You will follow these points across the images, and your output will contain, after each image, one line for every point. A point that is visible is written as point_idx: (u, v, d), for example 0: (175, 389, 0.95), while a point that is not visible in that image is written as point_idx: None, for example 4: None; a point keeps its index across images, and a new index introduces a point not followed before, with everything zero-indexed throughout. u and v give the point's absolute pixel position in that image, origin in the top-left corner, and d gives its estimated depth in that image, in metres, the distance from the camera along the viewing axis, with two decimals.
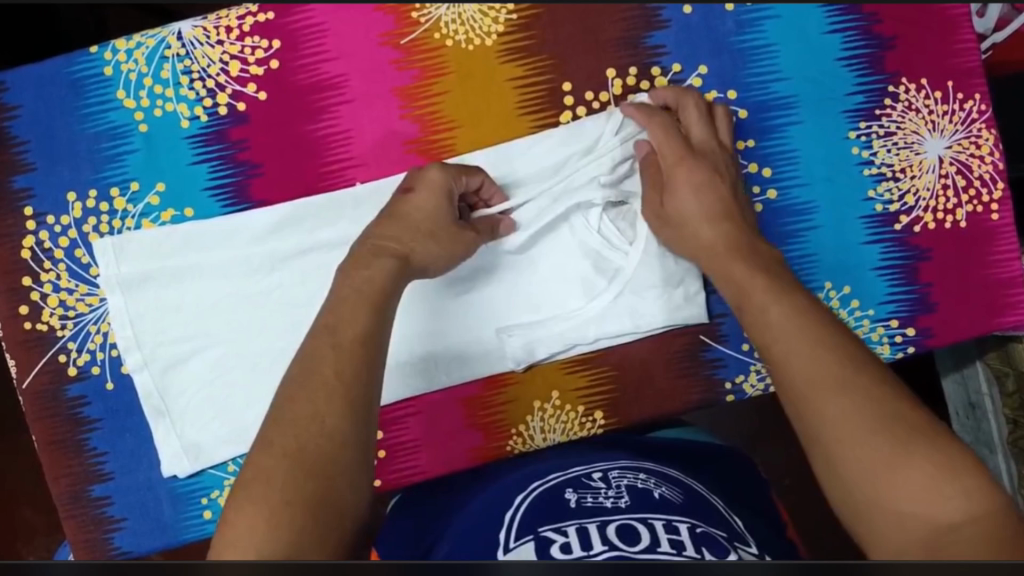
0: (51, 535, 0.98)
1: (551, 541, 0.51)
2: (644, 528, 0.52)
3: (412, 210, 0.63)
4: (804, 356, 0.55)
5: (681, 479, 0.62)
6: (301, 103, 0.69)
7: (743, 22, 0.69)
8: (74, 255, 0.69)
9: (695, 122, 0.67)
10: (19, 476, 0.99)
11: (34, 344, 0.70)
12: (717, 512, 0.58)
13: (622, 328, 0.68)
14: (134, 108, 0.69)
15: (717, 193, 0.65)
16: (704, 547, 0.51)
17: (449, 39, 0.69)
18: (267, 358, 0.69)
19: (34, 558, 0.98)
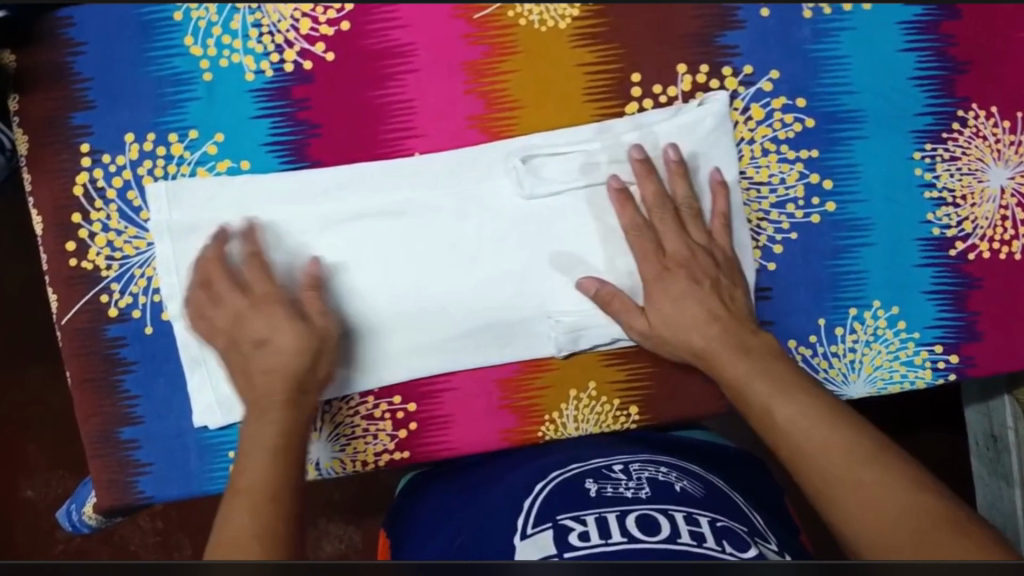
0: (50, 473, 1.02)
1: (568, 529, 0.57)
2: (664, 520, 0.57)
3: (273, 357, 0.66)
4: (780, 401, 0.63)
5: (702, 476, 0.67)
6: (368, 69, 0.68)
7: (819, 31, 0.68)
8: (126, 196, 0.69)
9: (668, 232, 0.67)
10: (30, 409, 1.03)
11: (79, 281, 0.70)
12: (738, 508, 0.63)
13: (358, 362, 0.70)
14: (200, 56, 0.68)
15: (702, 300, 0.67)
16: (724, 539, 0.57)
17: (523, 18, 0.68)
18: None
19: (33, 491, 1.02)
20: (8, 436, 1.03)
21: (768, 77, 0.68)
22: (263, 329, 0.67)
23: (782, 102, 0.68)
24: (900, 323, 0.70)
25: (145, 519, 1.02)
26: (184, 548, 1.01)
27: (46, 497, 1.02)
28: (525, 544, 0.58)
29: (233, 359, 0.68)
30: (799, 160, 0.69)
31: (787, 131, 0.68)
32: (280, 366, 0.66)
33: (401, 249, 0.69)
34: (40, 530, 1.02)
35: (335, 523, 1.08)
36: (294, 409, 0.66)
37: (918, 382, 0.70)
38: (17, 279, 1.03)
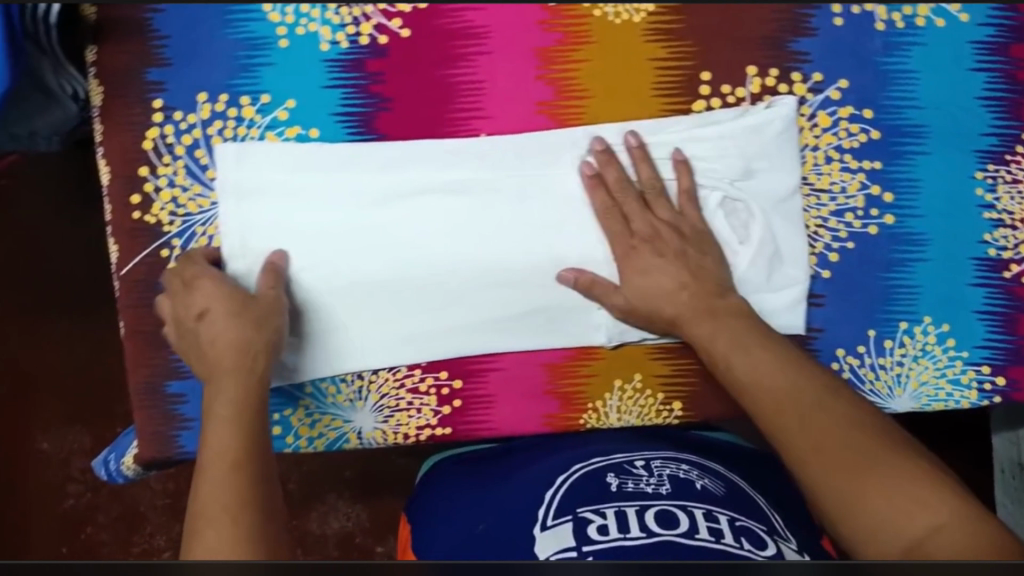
0: (67, 426, 1.04)
1: (588, 521, 0.58)
2: (684, 517, 0.58)
3: (211, 329, 0.67)
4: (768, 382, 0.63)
5: (725, 474, 0.67)
6: (441, 47, 0.69)
7: (892, 44, 0.68)
8: (194, 154, 0.70)
9: (635, 212, 0.68)
10: (55, 361, 1.05)
11: (141, 233, 0.71)
12: (758, 507, 0.63)
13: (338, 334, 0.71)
14: (278, 22, 0.69)
15: (668, 271, 0.68)
16: (743, 538, 0.57)
17: (599, 9, 0.68)
18: (364, 288, 0.71)
19: (47, 444, 1.04)
20: (30, 385, 1.04)
21: (837, 86, 0.68)
22: (227, 306, 0.67)
23: (849, 111, 0.68)
24: (950, 340, 0.70)
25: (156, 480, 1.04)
26: None
27: (60, 450, 1.04)
28: (544, 535, 0.59)
29: (200, 327, 0.67)
30: (862, 171, 0.69)
31: (851, 141, 0.69)
32: (228, 338, 0.66)
33: (361, 241, 0.70)
34: (52, 482, 1.03)
35: (344, 500, 1.07)
36: (236, 371, 0.65)
37: (963, 402, 0.70)
38: (52, 231, 1.05)
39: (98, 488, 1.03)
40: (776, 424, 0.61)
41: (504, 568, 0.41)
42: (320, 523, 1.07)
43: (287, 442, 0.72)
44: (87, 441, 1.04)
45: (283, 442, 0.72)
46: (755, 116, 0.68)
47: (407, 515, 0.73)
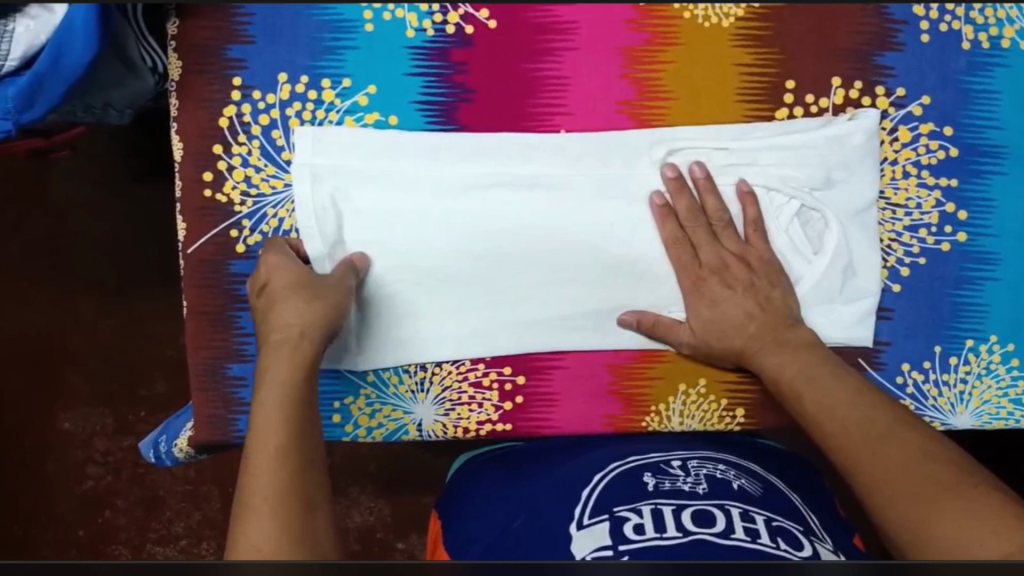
0: (91, 406, 1.02)
1: (625, 520, 0.57)
2: (720, 515, 0.56)
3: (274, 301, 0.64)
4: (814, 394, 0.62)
5: (762, 474, 0.66)
6: (527, 41, 0.69)
7: (975, 64, 0.69)
8: (270, 135, 0.69)
9: (705, 243, 0.68)
10: (83, 338, 1.03)
11: (210, 212, 0.70)
12: (793, 506, 0.61)
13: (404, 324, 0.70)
14: (365, 6, 0.69)
15: (740, 303, 0.67)
16: (779, 537, 0.55)
17: (688, 11, 0.69)
18: (436, 277, 0.70)
19: (70, 424, 1.02)
20: (53, 361, 1.02)
21: (919, 102, 0.69)
22: (293, 286, 0.64)
23: (929, 128, 0.69)
24: (1014, 360, 0.70)
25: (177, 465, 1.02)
26: (213, 501, 1.01)
27: (83, 430, 1.02)
28: (580, 533, 0.57)
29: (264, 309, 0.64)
30: (938, 187, 0.69)
31: (929, 157, 0.69)
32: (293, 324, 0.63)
33: (433, 230, 0.69)
34: (72, 463, 1.01)
35: (367, 493, 1.01)
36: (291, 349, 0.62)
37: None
38: (89, 207, 1.04)
39: (119, 470, 1.01)
40: (823, 424, 0.61)
41: (539, 568, 0.38)
42: (341, 517, 1.00)
43: (347, 430, 0.71)
44: (109, 423, 1.02)
45: (342, 431, 0.71)
46: (836, 125, 0.68)
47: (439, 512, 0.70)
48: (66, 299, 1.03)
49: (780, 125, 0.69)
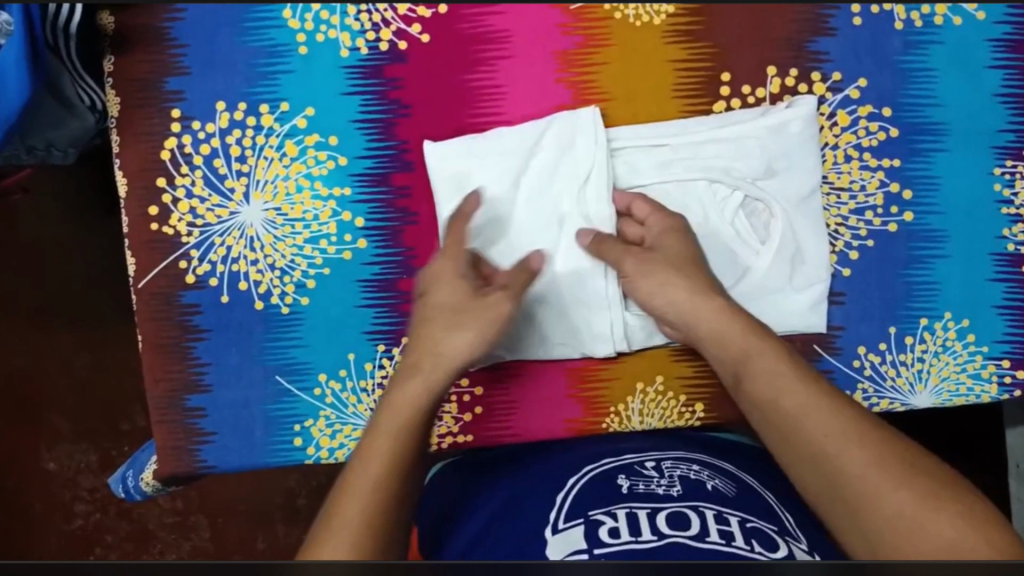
0: (74, 444, 1.02)
1: (599, 524, 0.56)
2: (694, 517, 0.56)
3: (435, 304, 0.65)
4: (783, 379, 0.62)
5: (736, 474, 0.65)
6: (461, 52, 0.69)
7: (909, 43, 0.69)
8: (212, 164, 0.70)
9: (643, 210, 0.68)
10: (64, 374, 1.03)
11: (158, 244, 0.70)
12: (767, 506, 0.60)
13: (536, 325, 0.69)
14: (297, 29, 0.69)
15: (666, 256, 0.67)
16: (754, 539, 0.55)
17: (619, 11, 0.68)
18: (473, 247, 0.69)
19: (54, 463, 1.01)
20: (33, 401, 1.03)
21: (856, 85, 0.69)
22: (453, 310, 0.65)
23: (868, 110, 0.69)
24: (969, 335, 0.70)
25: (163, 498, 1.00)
26: (201, 530, 0.99)
27: (68, 468, 1.01)
28: (555, 538, 0.56)
29: (422, 342, 0.65)
30: (881, 169, 0.69)
31: (870, 139, 0.69)
32: (452, 351, 0.64)
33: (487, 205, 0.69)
34: (59, 502, 1.01)
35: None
36: (435, 376, 0.63)
37: (983, 396, 0.71)
38: (59, 248, 1.04)
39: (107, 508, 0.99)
40: (788, 406, 0.60)
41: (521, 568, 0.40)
42: None
43: (308, 453, 0.72)
44: (94, 460, 1.02)
45: (303, 453, 0.72)
46: (774, 110, 0.68)
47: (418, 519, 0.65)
48: (43, 335, 1.03)
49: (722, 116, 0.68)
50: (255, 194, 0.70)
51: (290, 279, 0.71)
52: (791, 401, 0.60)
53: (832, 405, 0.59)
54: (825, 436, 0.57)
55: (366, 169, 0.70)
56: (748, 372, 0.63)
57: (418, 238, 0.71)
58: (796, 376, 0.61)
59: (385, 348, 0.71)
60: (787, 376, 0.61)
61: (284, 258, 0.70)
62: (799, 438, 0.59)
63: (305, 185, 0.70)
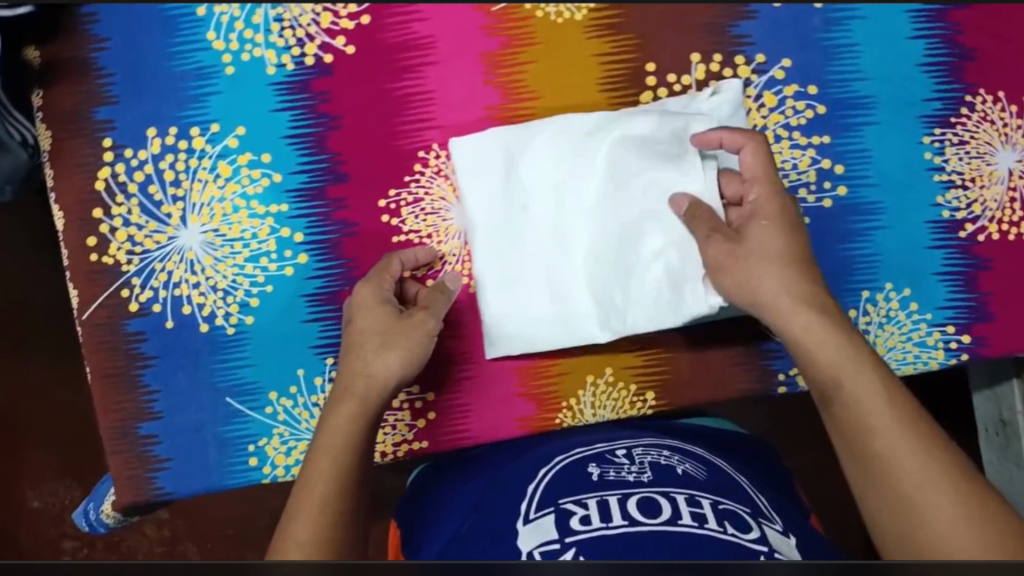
0: (57, 481, 1.01)
1: (571, 513, 0.56)
2: (664, 502, 0.55)
3: (411, 325, 0.67)
4: (857, 380, 0.59)
5: (707, 459, 0.65)
6: (387, 61, 0.69)
7: (830, 20, 0.70)
8: (147, 190, 0.70)
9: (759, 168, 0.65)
10: (41, 409, 1.02)
11: (99, 275, 0.70)
12: (741, 489, 0.61)
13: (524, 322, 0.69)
14: (222, 50, 0.69)
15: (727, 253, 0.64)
16: (726, 521, 0.54)
17: (540, 9, 0.69)
18: (523, 246, 0.69)
19: (39, 501, 1.01)
20: (13, 441, 1.02)
21: (781, 65, 0.70)
22: (381, 332, 0.66)
23: (794, 89, 0.70)
24: (912, 304, 0.71)
25: (150, 528, 1.00)
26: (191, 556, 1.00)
27: (53, 505, 1.01)
28: (528, 528, 0.56)
29: (351, 363, 0.66)
30: (811, 146, 0.70)
31: (798, 118, 0.70)
32: (383, 375, 0.66)
33: (522, 216, 0.69)
34: (45, 539, 1.00)
35: None
36: (372, 399, 0.65)
37: (931, 363, 0.71)
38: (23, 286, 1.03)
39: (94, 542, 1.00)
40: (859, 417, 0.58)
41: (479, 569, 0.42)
42: None
43: (264, 472, 0.71)
44: (79, 495, 1.01)
45: (260, 473, 0.72)
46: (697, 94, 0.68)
47: (399, 520, 0.69)
48: (16, 374, 1.03)
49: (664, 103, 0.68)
50: (192, 217, 0.70)
51: (233, 299, 0.71)
52: (866, 403, 0.58)
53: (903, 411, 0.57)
54: (892, 453, 0.55)
55: (301, 184, 0.70)
56: (831, 381, 0.60)
57: (357, 250, 0.71)
58: (881, 401, 0.58)
59: (334, 361, 0.71)
60: (876, 405, 0.58)
61: (226, 279, 0.71)
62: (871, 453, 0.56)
63: (242, 205, 0.70)
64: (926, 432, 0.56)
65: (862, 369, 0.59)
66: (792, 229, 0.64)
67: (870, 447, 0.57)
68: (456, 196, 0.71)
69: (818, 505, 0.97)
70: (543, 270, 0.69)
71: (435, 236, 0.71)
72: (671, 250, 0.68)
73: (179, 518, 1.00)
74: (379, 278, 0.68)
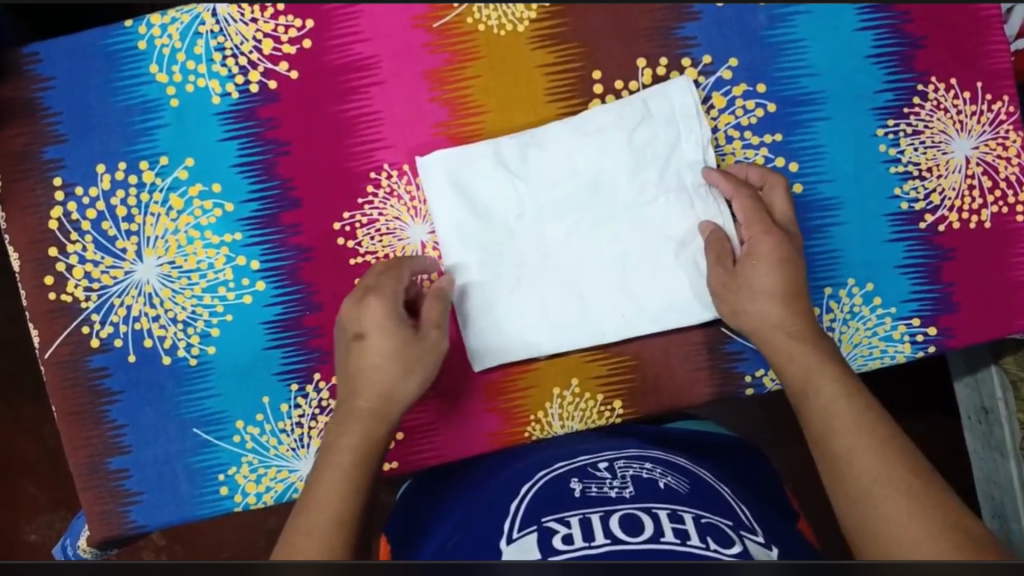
0: (52, 513, 1.02)
1: (553, 532, 0.51)
2: (648, 519, 0.51)
3: (425, 347, 0.65)
4: (835, 403, 0.59)
5: (689, 468, 0.62)
6: (330, 84, 0.69)
7: (775, 17, 0.69)
8: (101, 227, 0.70)
9: (751, 215, 0.65)
10: (27, 445, 1.02)
11: (58, 313, 0.70)
12: (723, 502, 0.57)
13: (498, 335, 0.69)
14: (167, 82, 0.69)
15: (737, 293, 0.65)
16: (709, 536, 0.50)
17: (482, 23, 0.69)
18: (501, 258, 0.69)
19: (35, 535, 1.01)
20: (4, 475, 1.02)
21: (728, 65, 0.69)
22: (397, 356, 0.64)
23: (743, 88, 0.69)
24: (876, 299, 0.70)
25: (147, 555, 1.00)
26: None
27: (49, 537, 1.01)
28: (510, 549, 0.52)
29: (365, 383, 0.64)
30: (763, 145, 0.69)
31: (749, 117, 0.69)
32: (403, 398, 0.64)
33: (499, 228, 0.68)
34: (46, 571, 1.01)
35: None
36: (383, 418, 0.63)
37: (899, 356, 0.70)
38: (4, 321, 1.03)
39: None
40: (831, 435, 0.57)
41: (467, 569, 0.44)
42: None
43: (236, 500, 0.71)
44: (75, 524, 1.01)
45: (232, 501, 0.71)
46: (675, 94, 0.67)
47: (389, 533, 0.68)
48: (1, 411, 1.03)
49: (647, 95, 0.67)
50: (148, 250, 0.70)
51: (193, 330, 0.71)
52: (836, 420, 0.58)
53: (878, 434, 0.56)
54: (872, 477, 0.54)
55: (253, 213, 0.70)
56: (809, 402, 0.60)
57: (313, 274, 0.70)
58: (857, 422, 0.57)
59: (298, 387, 0.71)
60: (847, 420, 0.57)
61: (185, 310, 0.70)
62: (847, 479, 0.55)
63: (196, 236, 0.70)
64: (903, 462, 0.54)
65: (846, 394, 0.59)
66: (791, 266, 0.64)
67: (844, 479, 0.55)
68: (411, 215, 0.70)
69: (807, 501, 0.96)
70: (533, 280, 0.69)
71: (392, 256, 0.70)
72: (647, 258, 0.68)
73: (176, 545, 1.00)
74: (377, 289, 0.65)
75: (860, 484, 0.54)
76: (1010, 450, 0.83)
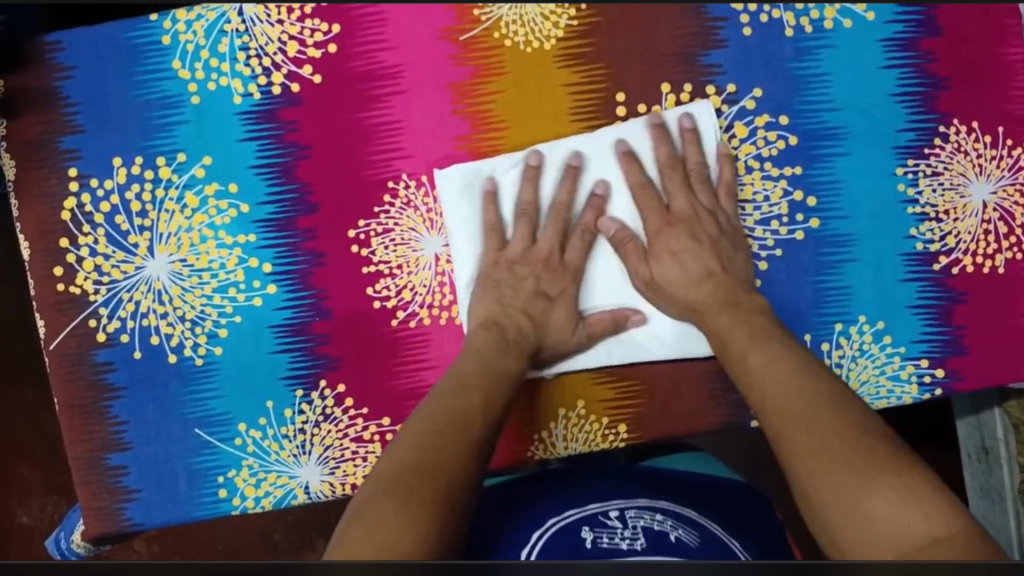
0: (45, 497, 1.01)
1: None
2: None
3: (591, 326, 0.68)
4: (769, 369, 0.62)
5: (698, 521, 0.59)
6: (352, 90, 0.69)
7: (801, 49, 0.69)
8: (113, 221, 0.69)
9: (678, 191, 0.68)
10: (24, 427, 1.02)
11: (66, 305, 0.70)
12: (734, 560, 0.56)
13: None
14: (189, 79, 0.68)
15: (687, 256, 0.67)
16: None
17: (509, 39, 0.69)
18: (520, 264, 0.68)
19: (27, 518, 1.01)
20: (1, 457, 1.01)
21: (752, 95, 0.69)
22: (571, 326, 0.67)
23: (765, 119, 0.69)
24: (886, 338, 0.70)
25: (139, 545, 0.99)
26: None
27: (41, 520, 1.01)
28: None
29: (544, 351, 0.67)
30: (782, 177, 0.69)
31: (770, 149, 0.69)
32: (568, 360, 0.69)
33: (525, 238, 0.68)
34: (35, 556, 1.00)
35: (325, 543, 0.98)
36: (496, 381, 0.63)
37: (905, 397, 0.70)
38: (6, 302, 1.02)
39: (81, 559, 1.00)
40: (767, 399, 0.60)
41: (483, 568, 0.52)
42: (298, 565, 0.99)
43: (234, 503, 0.70)
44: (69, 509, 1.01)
45: (230, 504, 0.70)
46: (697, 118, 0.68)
47: None
48: None
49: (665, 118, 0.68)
50: (159, 246, 0.70)
51: (201, 329, 0.70)
52: (771, 383, 0.61)
53: (816, 398, 0.59)
54: (807, 440, 0.56)
55: (268, 215, 0.69)
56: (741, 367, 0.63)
57: (324, 280, 0.70)
58: (791, 386, 0.60)
59: (303, 393, 0.70)
60: (780, 383, 0.60)
61: (194, 309, 0.70)
62: (788, 443, 0.57)
63: (209, 235, 0.69)
64: (835, 422, 0.58)
65: (776, 359, 0.62)
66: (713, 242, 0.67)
67: (786, 448, 0.57)
68: (427, 226, 0.70)
69: None
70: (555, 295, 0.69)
71: (405, 266, 0.70)
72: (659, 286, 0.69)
73: (169, 536, 0.98)
74: (522, 259, 0.68)
75: (795, 448, 0.57)
76: (1007, 492, 0.84)
